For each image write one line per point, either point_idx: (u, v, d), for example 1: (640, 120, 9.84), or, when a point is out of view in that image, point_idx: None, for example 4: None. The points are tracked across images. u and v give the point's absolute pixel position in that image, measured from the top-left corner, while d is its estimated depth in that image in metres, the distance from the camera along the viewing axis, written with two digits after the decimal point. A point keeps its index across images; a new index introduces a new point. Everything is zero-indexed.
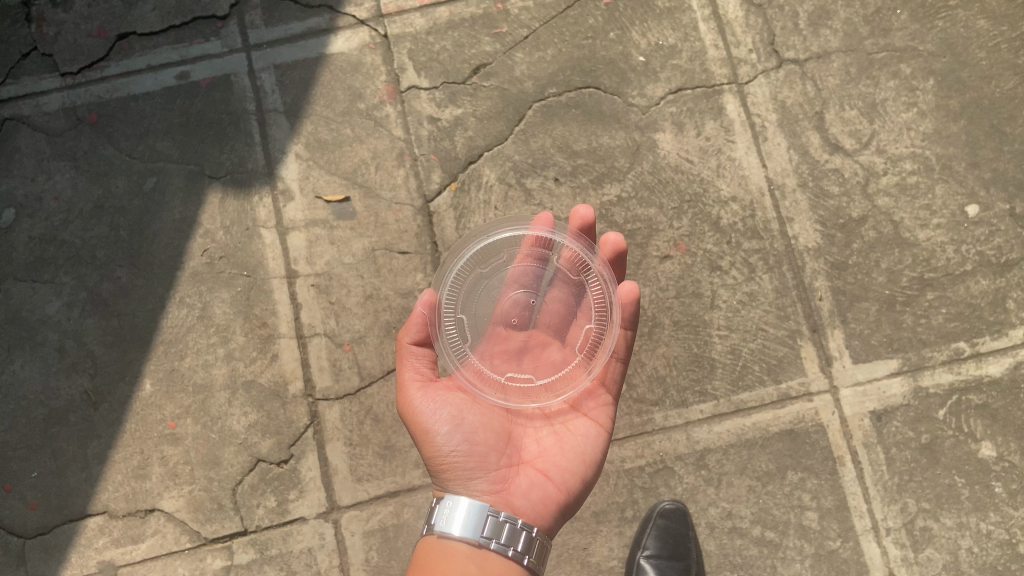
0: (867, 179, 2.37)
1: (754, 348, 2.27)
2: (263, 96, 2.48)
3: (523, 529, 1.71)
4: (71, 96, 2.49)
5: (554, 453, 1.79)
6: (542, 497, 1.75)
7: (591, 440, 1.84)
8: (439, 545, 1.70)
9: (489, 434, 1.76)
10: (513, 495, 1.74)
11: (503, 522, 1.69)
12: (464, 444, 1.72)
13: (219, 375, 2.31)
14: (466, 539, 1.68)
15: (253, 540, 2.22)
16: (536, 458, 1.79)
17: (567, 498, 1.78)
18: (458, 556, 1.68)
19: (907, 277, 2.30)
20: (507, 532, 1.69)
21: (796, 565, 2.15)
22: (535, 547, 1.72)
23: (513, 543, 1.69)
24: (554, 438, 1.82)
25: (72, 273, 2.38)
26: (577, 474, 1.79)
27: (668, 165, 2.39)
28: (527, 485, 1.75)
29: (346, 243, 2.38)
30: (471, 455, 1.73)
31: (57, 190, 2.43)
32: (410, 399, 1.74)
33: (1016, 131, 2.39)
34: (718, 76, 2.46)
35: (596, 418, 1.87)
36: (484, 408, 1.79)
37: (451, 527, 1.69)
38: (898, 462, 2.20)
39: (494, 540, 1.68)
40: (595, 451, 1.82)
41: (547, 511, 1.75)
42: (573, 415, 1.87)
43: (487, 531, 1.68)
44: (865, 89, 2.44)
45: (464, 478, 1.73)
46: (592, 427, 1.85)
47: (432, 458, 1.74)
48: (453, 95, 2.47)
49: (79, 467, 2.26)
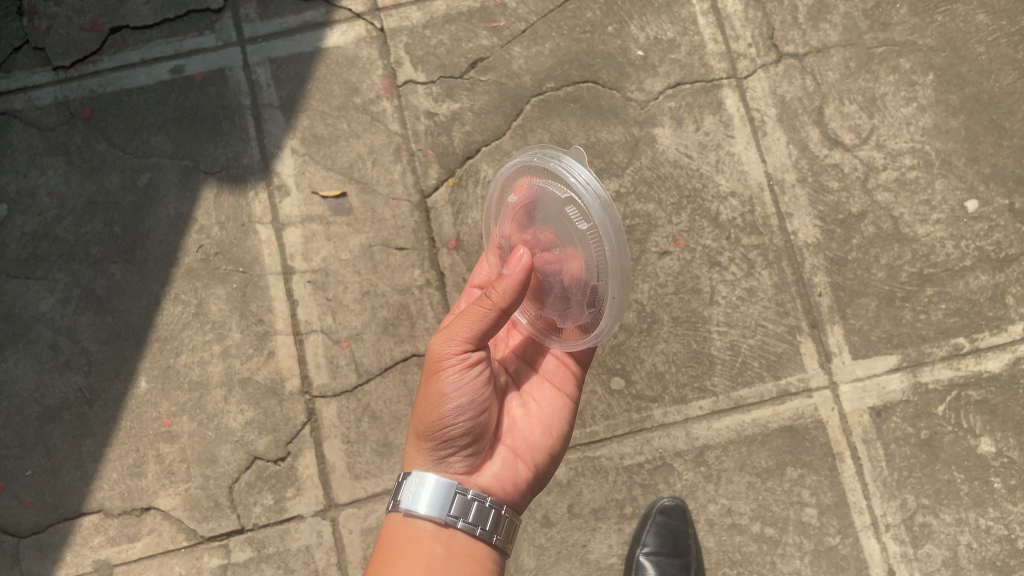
0: (866, 174, 2.36)
1: (753, 344, 2.26)
2: (258, 90, 2.46)
3: (491, 508, 1.67)
4: (64, 90, 2.46)
5: (523, 429, 1.80)
6: (514, 477, 1.75)
7: (559, 417, 1.86)
8: (405, 523, 1.66)
9: (487, 416, 1.73)
10: (485, 475, 1.72)
11: (471, 501, 1.65)
12: (466, 422, 1.68)
13: (215, 372, 2.29)
14: (431, 517, 1.63)
15: (250, 538, 2.20)
16: (508, 433, 1.79)
17: (533, 476, 1.79)
18: (425, 536, 1.63)
19: (907, 272, 2.29)
20: (474, 511, 1.65)
21: (795, 561, 2.15)
22: (503, 525, 1.69)
23: (481, 522, 1.65)
24: (525, 414, 1.83)
25: (65, 269, 2.36)
26: (545, 452, 1.81)
27: (667, 160, 2.38)
28: (499, 463, 1.74)
29: (343, 239, 2.36)
30: (468, 433, 1.69)
31: (50, 185, 2.41)
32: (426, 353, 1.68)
33: (1016, 126, 2.38)
34: (717, 71, 2.44)
35: (565, 395, 1.88)
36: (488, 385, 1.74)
37: (416, 505, 1.64)
38: (897, 458, 2.20)
39: (462, 519, 1.64)
40: (562, 428, 1.85)
41: (517, 491, 1.75)
42: (545, 389, 1.88)
43: (454, 509, 1.64)
44: (864, 83, 2.43)
45: (450, 455, 1.69)
46: (560, 403, 1.87)
47: (428, 428, 1.68)
48: (451, 90, 2.45)
49: (74, 465, 2.24)
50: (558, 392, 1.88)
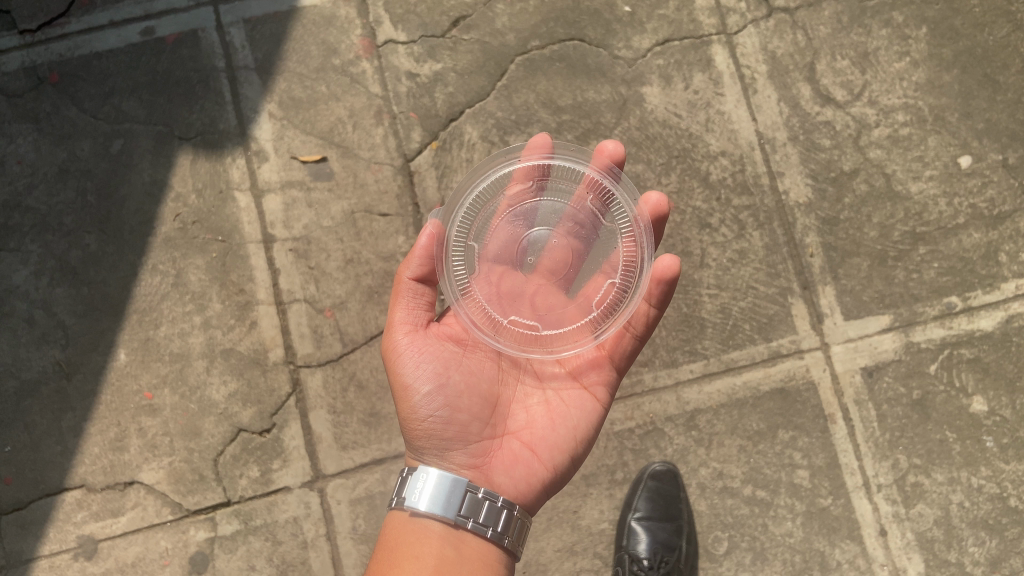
0: (859, 131, 2.31)
1: (744, 307, 2.23)
2: (232, 52, 2.38)
3: (503, 508, 1.64)
4: (31, 55, 2.36)
5: (541, 427, 1.71)
6: (524, 474, 1.68)
7: (586, 413, 1.75)
8: (411, 522, 1.64)
9: (475, 403, 1.67)
10: (492, 471, 1.68)
11: (481, 501, 1.63)
12: (443, 412, 1.64)
13: (197, 344, 2.24)
14: (439, 517, 1.62)
15: (236, 511, 2.17)
16: (523, 430, 1.71)
17: (553, 476, 1.71)
18: (433, 538, 1.62)
19: (899, 231, 2.25)
20: (485, 511, 1.63)
21: (787, 523, 2.14)
22: (514, 526, 1.66)
23: (492, 523, 1.63)
24: (544, 408, 1.73)
25: (38, 240, 2.28)
26: (565, 450, 1.71)
27: (656, 120, 2.33)
28: (509, 460, 1.68)
29: (325, 205, 2.30)
30: (450, 423, 1.65)
31: (20, 154, 2.33)
32: (394, 343, 1.66)
33: (1010, 80, 2.33)
34: (706, 27, 2.37)
35: (595, 390, 1.77)
36: (472, 371, 1.69)
37: (420, 503, 1.62)
38: (889, 418, 2.18)
39: (472, 519, 1.62)
40: (587, 427, 1.74)
41: (529, 489, 1.69)
42: (571, 383, 1.77)
43: (464, 510, 1.62)
44: (857, 38, 2.37)
45: (441, 449, 1.66)
46: (588, 400, 1.75)
47: (408, 421, 1.67)
48: (432, 50, 2.37)
49: (54, 440, 2.20)
50: (586, 384, 1.77)
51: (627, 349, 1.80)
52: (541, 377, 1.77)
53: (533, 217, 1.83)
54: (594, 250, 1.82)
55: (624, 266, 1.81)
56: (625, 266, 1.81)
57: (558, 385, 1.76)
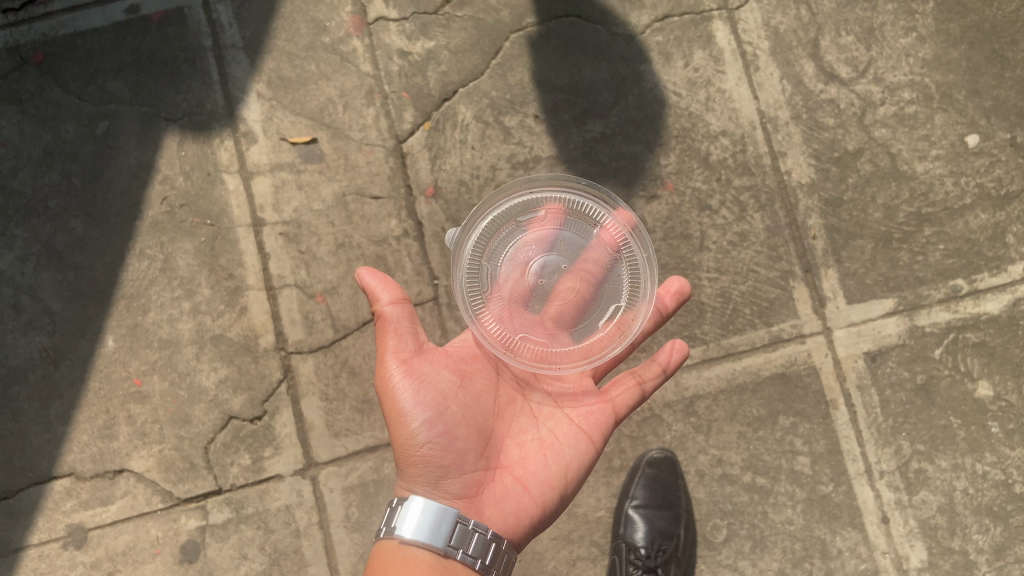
0: (864, 109, 2.24)
1: (744, 291, 2.19)
2: (219, 30, 2.31)
3: (492, 541, 1.59)
4: (14, 34, 2.30)
5: (535, 461, 1.67)
6: (515, 508, 1.64)
7: (579, 453, 1.71)
8: (399, 551, 1.58)
9: (471, 433, 1.64)
10: (483, 502, 1.63)
11: (471, 531, 1.58)
12: (440, 438, 1.60)
13: (186, 330, 2.20)
14: (428, 544, 1.56)
15: (228, 499, 2.13)
16: (516, 464, 1.67)
17: (543, 513, 1.67)
18: (421, 567, 1.56)
19: (904, 212, 2.19)
20: (475, 543, 1.58)
21: (787, 510, 2.10)
22: (503, 560, 1.61)
23: (482, 555, 1.58)
24: (539, 443, 1.70)
25: (23, 224, 2.24)
26: (558, 487, 1.68)
27: (654, 99, 2.27)
28: (501, 493, 1.64)
29: (315, 188, 2.25)
30: (446, 450, 1.60)
31: (3, 136, 2.27)
32: (387, 373, 1.62)
33: (1019, 56, 2.26)
34: (706, 2, 2.30)
35: (589, 429, 1.74)
36: (470, 402, 1.66)
37: (409, 530, 1.57)
38: (892, 404, 2.13)
39: (461, 549, 1.58)
40: (580, 465, 1.70)
41: (518, 525, 1.65)
42: (568, 420, 1.74)
43: (454, 540, 1.57)
44: (862, 12, 2.29)
45: (433, 478, 1.61)
46: (584, 438, 1.72)
47: (400, 446, 1.62)
48: (425, 27, 2.31)
49: (42, 428, 2.16)
50: (580, 422, 1.74)
51: (622, 392, 1.79)
52: (535, 413, 1.74)
53: (542, 268, 1.88)
54: (600, 303, 1.88)
55: (626, 321, 1.86)
56: (623, 322, 1.86)
57: (554, 421, 1.73)
